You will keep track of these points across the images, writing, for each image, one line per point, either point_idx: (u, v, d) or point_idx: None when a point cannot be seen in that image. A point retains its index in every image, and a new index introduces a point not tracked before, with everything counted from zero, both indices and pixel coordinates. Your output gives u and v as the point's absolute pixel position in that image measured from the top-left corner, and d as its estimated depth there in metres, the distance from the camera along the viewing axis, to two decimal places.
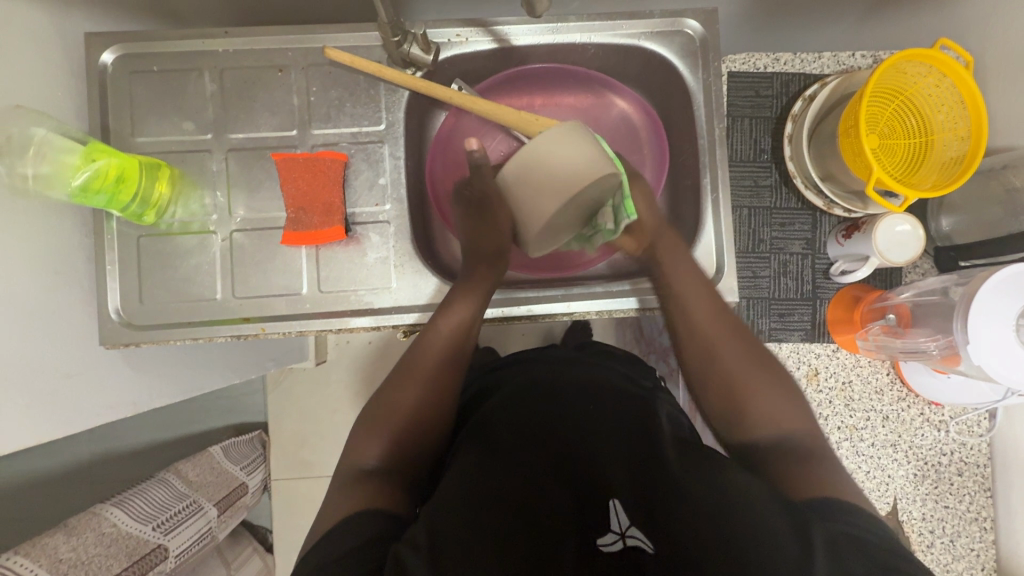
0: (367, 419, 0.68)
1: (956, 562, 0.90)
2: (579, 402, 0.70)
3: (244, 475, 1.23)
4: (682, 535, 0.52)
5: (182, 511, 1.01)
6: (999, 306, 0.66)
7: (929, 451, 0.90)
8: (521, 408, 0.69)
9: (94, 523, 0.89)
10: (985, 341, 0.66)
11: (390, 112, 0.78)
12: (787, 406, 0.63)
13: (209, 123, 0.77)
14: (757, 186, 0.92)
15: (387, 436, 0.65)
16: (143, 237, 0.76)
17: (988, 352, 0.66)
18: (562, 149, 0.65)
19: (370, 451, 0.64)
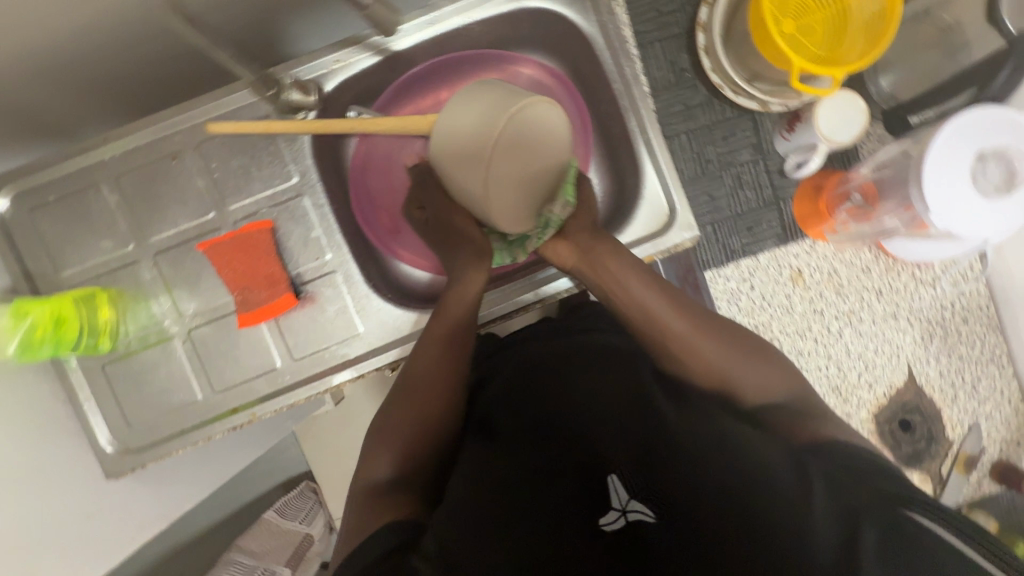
0: (374, 429, 0.66)
1: (983, 405, 0.91)
2: (569, 372, 0.67)
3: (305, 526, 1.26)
4: (682, 488, 0.50)
5: None
6: (950, 162, 0.62)
7: (931, 310, 0.90)
8: (515, 399, 0.67)
9: None
10: (947, 202, 0.61)
11: (298, 162, 0.75)
12: (768, 371, 0.62)
13: (125, 234, 0.75)
14: (688, 108, 0.88)
15: (398, 444, 0.63)
16: (107, 367, 0.75)
17: (953, 213, 0.61)
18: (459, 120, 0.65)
19: (383, 462, 0.63)
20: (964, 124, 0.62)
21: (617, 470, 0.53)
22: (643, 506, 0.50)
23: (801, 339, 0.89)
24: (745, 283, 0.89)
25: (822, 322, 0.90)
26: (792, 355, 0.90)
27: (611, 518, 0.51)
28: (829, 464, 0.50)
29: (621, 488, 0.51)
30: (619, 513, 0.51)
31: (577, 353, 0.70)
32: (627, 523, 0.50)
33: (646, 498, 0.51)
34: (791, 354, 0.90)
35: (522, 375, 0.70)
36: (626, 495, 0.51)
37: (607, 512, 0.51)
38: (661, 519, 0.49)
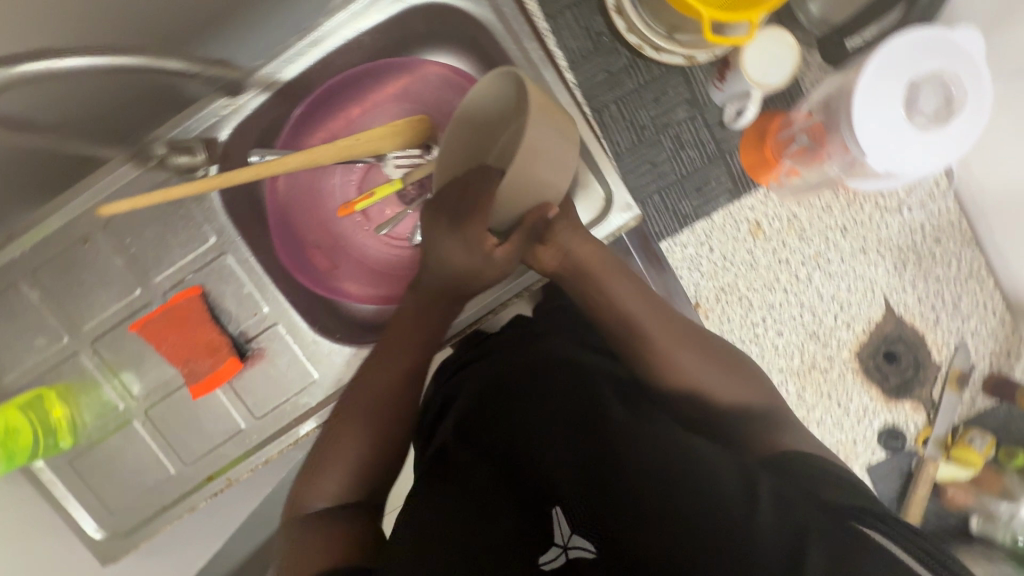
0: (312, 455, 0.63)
1: (967, 322, 0.88)
2: (543, 387, 0.64)
3: None
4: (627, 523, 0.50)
5: None
6: (881, 98, 0.58)
7: (900, 237, 0.86)
8: (479, 420, 0.64)
9: None
10: (882, 142, 0.58)
11: (212, 220, 0.72)
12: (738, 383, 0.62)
13: (57, 327, 0.73)
14: (613, 74, 0.82)
15: (348, 460, 0.61)
16: (76, 461, 0.75)
17: (889, 153, 0.58)
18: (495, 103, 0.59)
19: (333, 479, 0.60)
20: (893, 54, 0.58)
21: (563, 505, 0.54)
22: (586, 541, 0.51)
23: (771, 290, 0.86)
24: (703, 246, 0.85)
25: (788, 271, 0.86)
26: (764, 310, 0.87)
27: (552, 556, 0.51)
28: (779, 484, 0.50)
29: (564, 523, 0.52)
30: (561, 549, 0.51)
31: (545, 366, 0.67)
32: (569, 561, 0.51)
33: (588, 535, 0.51)
34: (762, 309, 0.87)
35: (478, 396, 0.67)
36: (568, 529, 0.52)
37: (548, 550, 0.51)
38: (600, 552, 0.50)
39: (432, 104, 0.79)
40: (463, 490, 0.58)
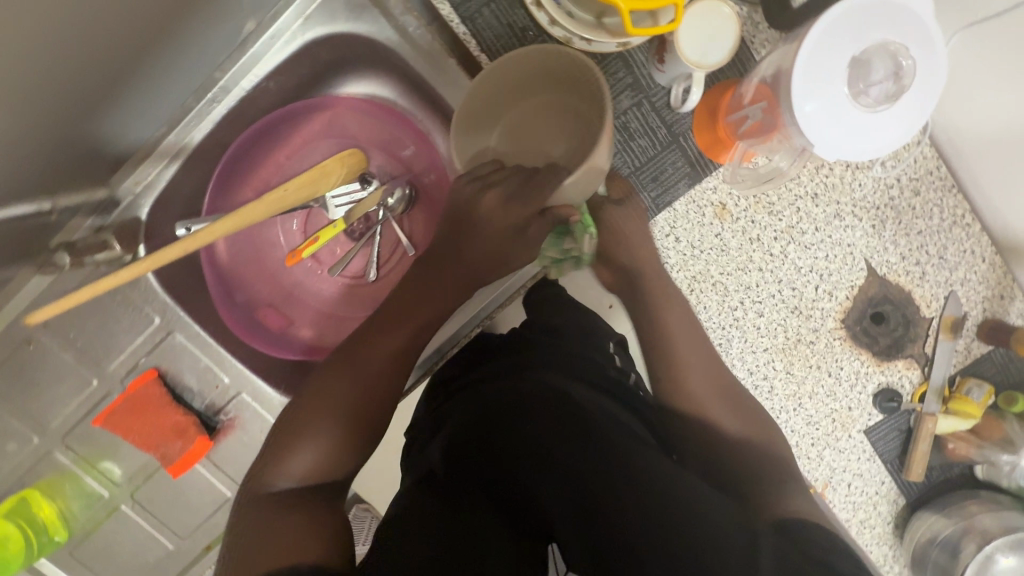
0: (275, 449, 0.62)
1: (956, 272, 0.84)
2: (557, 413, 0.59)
3: None
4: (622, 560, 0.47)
5: None
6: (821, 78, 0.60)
7: (875, 195, 0.82)
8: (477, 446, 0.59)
9: None
10: (822, 124, 0.61)
11: (155, 299, 0.70)
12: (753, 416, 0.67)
13: (21, 433, 0.71)
14: None
15: (333, 430, 0.62)
16: (74, 553, 0.76)
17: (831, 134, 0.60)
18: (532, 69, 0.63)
19: (310, 445, 0.61)
20: (829, 32, 0.59)
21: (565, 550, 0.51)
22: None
23: (746, 270, 0.82)
24: (668, 237, 0.81)
25: (762, 249, 0.82)
26: (740, 292, 0.83)
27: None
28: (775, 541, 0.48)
29: (559, 559, 0.56)
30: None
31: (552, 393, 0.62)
32: None
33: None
34: (738, 291, 0.83)
35: (471, 422, 0.62)
36: (562, 568, 0.56)
37: None
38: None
39: (358, 136, 0.76)
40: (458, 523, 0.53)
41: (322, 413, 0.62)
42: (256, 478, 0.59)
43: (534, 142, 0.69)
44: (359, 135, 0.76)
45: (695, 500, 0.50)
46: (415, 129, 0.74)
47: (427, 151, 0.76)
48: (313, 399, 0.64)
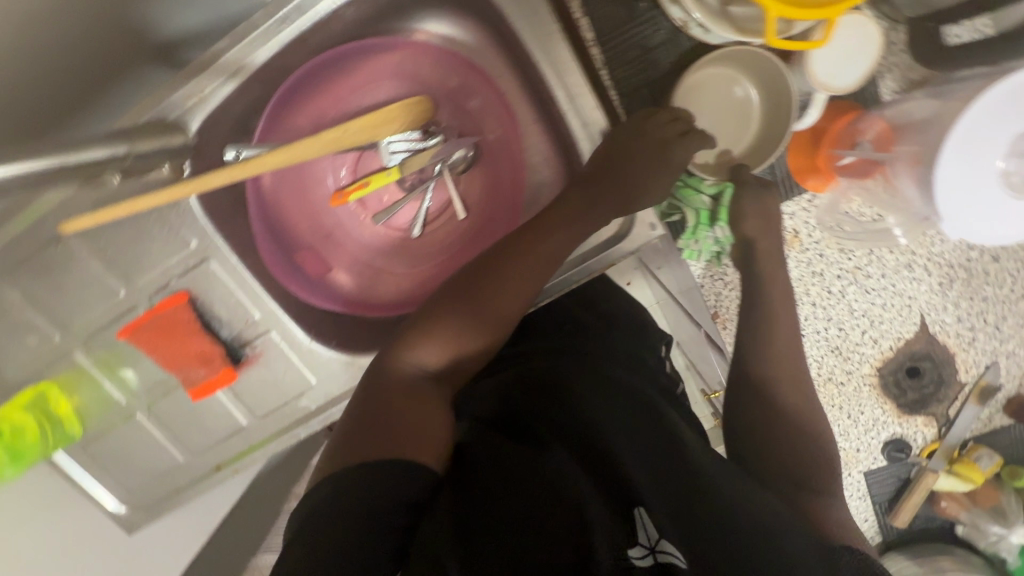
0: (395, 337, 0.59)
1: (1005, 343, 0.82)
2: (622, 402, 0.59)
3: None
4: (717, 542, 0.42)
5: None
6: (978, 147, 0.55)
7: (952, 252, 0.77)
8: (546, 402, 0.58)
9: None
10: (958, 194, 0.56)
11: (193, 223, 0.66)
12: None
13: (46, 328, 0.70)
14: (647, 51, 0.68)
15: (458, 324, 0.58)
16: (87, 449, 0.77)
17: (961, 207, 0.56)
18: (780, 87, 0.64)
19: (442, 327, 0.58)
20: (1005, 99, 0.54)
21: (645, 503, 0.45)
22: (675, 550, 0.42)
23: (806, 294, 0.79)
24: None
25: (822, 284, 0.79)
26: None
27: (640, 554, 0.42)
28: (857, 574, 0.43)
29: (652, 524, 0.44)
30: (647, 550, 0.43)
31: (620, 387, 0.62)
32: (656, 565, 0.42)
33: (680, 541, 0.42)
34: None
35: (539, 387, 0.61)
36: (656, 533, 0.44)
37: (634, 547, 0.43)
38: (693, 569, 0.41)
39: (427, 83, 0.71)
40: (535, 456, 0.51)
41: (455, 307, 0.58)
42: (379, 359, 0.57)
43: (696, 95, 0.69)
44: (427, 81, 0.71)
45: (773, 508, 0.46)
46: (487, 85, 0.69)
47: (497, 118, 0.71)
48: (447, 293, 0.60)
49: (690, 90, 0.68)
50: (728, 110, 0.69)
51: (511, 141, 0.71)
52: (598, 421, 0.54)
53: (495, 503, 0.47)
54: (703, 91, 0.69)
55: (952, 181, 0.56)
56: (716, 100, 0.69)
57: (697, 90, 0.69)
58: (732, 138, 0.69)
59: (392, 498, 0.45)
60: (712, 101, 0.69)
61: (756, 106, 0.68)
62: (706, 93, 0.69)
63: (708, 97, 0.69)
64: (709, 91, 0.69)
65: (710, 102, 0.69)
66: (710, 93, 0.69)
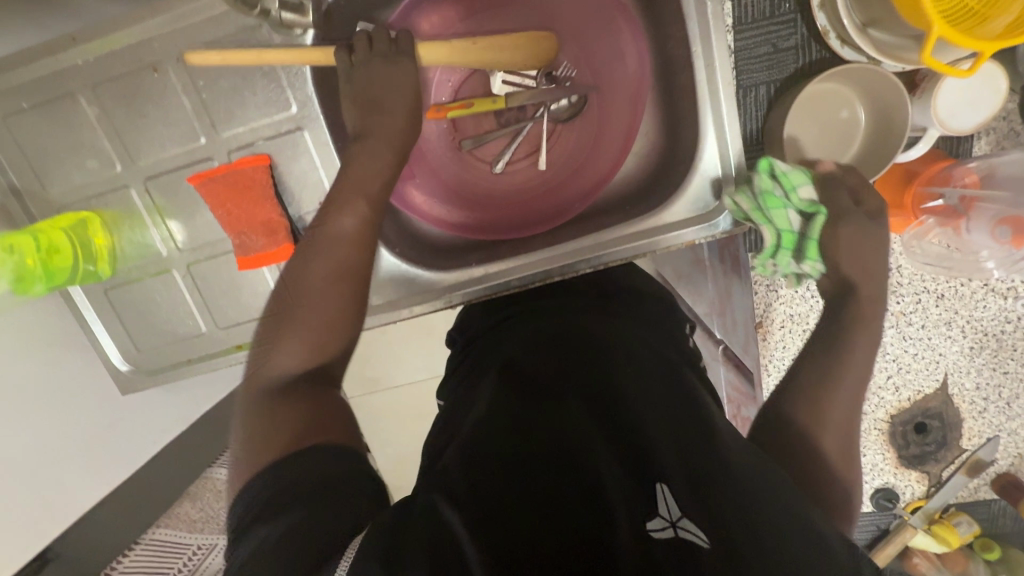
0: (290, 305, 0.59)
1: (1010, 421, 0.86)
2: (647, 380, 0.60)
3: None
4: (735, 518, 0.43)
5: None
6: None
7: (991, 321, 0.81)
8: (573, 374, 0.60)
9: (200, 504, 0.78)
10: None
11: (297, 88, 0.65)
12: None
13: (112, 155, 0.68)
14: (776, 52, 0.70)
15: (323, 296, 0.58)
16: (110, 293, 0.74)
17: None
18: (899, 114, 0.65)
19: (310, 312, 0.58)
20: None
21: (668, 481, 0.46)
22: (697, 529, 0.42)
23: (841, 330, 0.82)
24: None
25: None
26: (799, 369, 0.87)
27: (657, 527, 0.42)
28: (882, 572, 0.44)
29: (674, 501, 0.44)
30: (667, 523, 0.43)
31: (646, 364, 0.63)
32: (674, 537, 0.42)
33: (705, 522, 0.42)
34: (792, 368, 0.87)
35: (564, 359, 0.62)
36: (677, 509, 0.44)
37: (654, 518, 0.43)
38: (714, 547, 0.41)
39: (564, 22, 0.71)
40: (558, 421, 0.53)
41: (332, 278, 0.59)
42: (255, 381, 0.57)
43: (813, 104, 0.70)
44: (556, 16, 0.71)
45: (777, 484, 0.48)
46: (624, 37, 0.70)
47: (617, 74, 0.72)
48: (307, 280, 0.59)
49: (809, 98, 0.70)
50: (834, 129, 0.71)
51: (624, 100, 0.72)
52: (627, 399, 0.56)
53: (506, 460, 0.48)
54: (820, 103, 0.70)
55: None
56: (829, 115, 0.71)
57: (815, 101, 0.70)
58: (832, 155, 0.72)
59: (320, 471, 0.46)
60: (825, 115, 0.71)
61: (861, 131, 0.70)
62: (822, 106, 0.71)
63: (822, 110, 0.71)
64: (825, 104, 0.70)
65: (823, 114, 0.71)
66: (825, 106, 0.71)
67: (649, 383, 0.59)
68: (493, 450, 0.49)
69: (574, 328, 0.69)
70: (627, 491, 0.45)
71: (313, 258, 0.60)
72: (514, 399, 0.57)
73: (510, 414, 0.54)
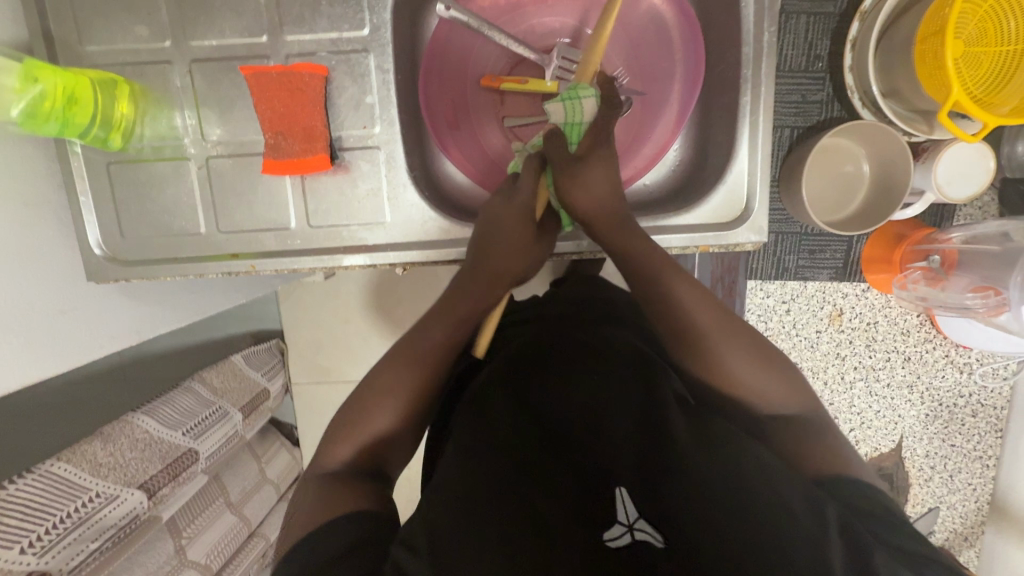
0: (356, 406, 0.61)
1: (951, 494, 0.91)
2: (610, 385, 0.62)
3: (191, 441, 0.94)
4: (692, 519, 0.48)
5: (81, 510, 0.74)
6: None
7: (946, 393, 0.88)
8: (527, 399, 0.63)
9: (125, 429, 0.87)
10: None
11: (375, 13, 0.66)
12: None
13: (165, 27, 0.66)
14: (804, 102, 0.79)
15: (399, 403, 0.61)
16: (111, 167, 0.69)
17: None
18: (903, 185, 0.72)
19: (384, 413, 0.60)
20: None
21: (624, 485, 0.52)
22: (653, 530, 0.49)
23: (809, 378, 0.87)
24: (781, 304, 0.85)
25: (838, 368, 0.87)
26: None
27: (615, 534, 0.49)
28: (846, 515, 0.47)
29: (631, 505, 0.50)
30: (624, 527, 0.50)
31: (611, 363, 0.66)
32: (633, 541, 0.49)
33: (657, 523, 0.49)
34: None
35: (523, 379, 0.66)
36: (634, 512, 0.50)
37: (613, 526, 0.50)
38: (668, 546, 0.48)
39: (634, 33, 0.76)
40: (510, 454, 0.56)
41: (394, 396, 0.61)
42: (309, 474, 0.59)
43: (831, 152, 0.78)
44: (624, 21, 0.76)
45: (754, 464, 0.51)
46: (688, 54, 0.74)
47: (665, 86, 0.77)
48: (381, 379, 0.62)
49: (829, 148, 0.78)
50: (842, 180, 0.79)
51: (667, 109, 0.76)
52: (582, 411, 0.60)
53: (473, 501, 0.51)
54: (835, 155, 0.78)
55: None
56: (842, 166, 0.79)
57: (832, 151, 0.78)
58: (836, 202, 0.80)
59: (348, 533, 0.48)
60: (837, 164, 0.79)
61: (865, 184, 0.78)
62: (836, 157, 0.79)
63: (835, 160, 0.79)
64: (838, 157, 0.78)
65: (836, 164, 0.79)
66: (840, 158, 0.79)
67: (607, 388, 0.62)
68: (458, 483, 0.53)
69: (551, 341, 0.71)
70: (583, 511, 0.51)
71: (388, 361, 0.64)
72: (473, 433, 0.59)
73: (472, 450, 0.56)
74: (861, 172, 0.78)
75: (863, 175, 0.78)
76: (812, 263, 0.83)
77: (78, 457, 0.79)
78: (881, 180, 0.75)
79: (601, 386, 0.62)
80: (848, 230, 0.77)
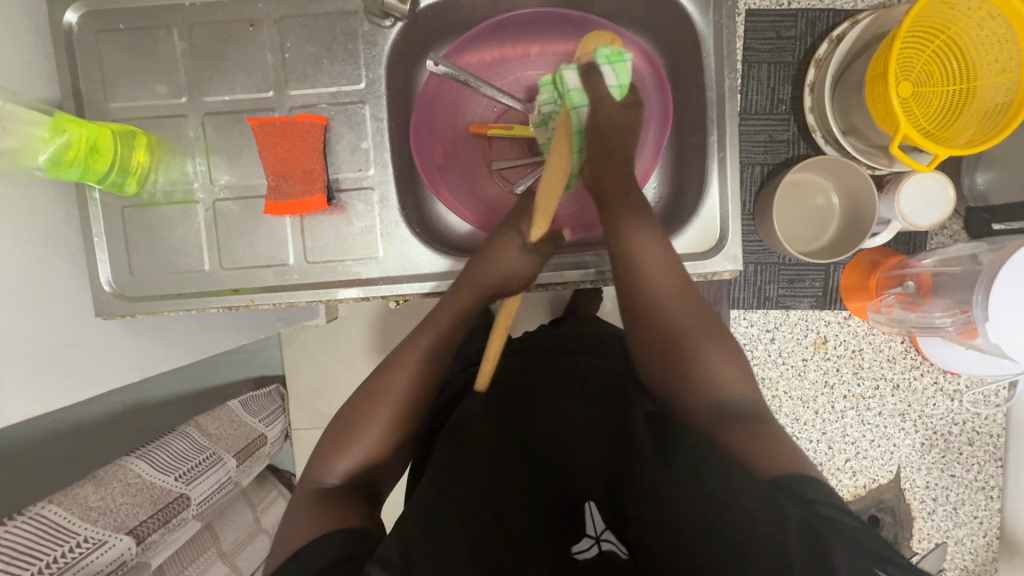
0: (346, 421, 0.62)
1: (957, 528, 0.88)
2: (588, 411, 0.64)
3: (182, 486, 0.94)
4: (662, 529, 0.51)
5: (63, 557, 0.73)
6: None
7: (939, 421, 0.87)
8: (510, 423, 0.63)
9: (119, 473, 0.89)
10: (1008, 315, 0.63)
11: (370, 69, 0.74)
12: None
13: (182, 85, 0.74)
14: (772, 141, 0.84)
15: (386, 421, 0.62)
16: (124, 210, 0.75)
17: (1008, 329, 0.64)
18: (869, 211, 0.75)
19: (370, 432, 0.61)
20: None
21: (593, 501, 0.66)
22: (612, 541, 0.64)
23: (798, 407, 0.88)
24: (766, 333, 0.87)
25: (829, 396, 0.88)
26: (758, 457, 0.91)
27: (583, 543, 0.66)
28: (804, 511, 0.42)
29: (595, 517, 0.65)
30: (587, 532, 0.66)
31: (597, 385, 0.66)
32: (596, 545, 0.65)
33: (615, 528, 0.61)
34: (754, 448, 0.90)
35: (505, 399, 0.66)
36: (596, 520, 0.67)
37: (580, 537, 0.66)
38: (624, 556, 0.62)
39: None
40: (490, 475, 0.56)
41: (381, 413, 0.62)
42: (301, 484, 0.60)
43: (801, 187, 0.83)
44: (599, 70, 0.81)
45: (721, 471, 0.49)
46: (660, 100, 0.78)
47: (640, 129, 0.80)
48: (370, 395, 0.63)
49: (799, 184, 0.83)
50: (813, 212, 0.83)
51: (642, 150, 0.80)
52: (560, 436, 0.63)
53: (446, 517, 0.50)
54: (805, 189, 0.83)
55: (1014, 308, 0.63)
56: (812, 198, 0.83)
57: (802, 186, 0.83)
58: (810, 232, 0.83)
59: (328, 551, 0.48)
60: (807, 198, 0.83)
61: (836, 215, 0.82)
62: (805, 192, 0.83)
63: (802, 195, 0.83)
64: (807, 191, 0.83)
65: (806, 198, 0.83)
66: (809, 192, 0.83)
67: (581, 407, 0.64)
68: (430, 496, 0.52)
69: (534, 366, 0.71)
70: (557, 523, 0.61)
71: (378, 378, 0.65)
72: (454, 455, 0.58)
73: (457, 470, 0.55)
74: (832, 203, 0.82)
75: (833, 206, 0.82)
76: (792, 292, 0.86)
77: (69, 500, 0.80)
78: (851, 209, 0.79)
79: (578, 406, 0.64)
80: (829, 257, 0.79)
